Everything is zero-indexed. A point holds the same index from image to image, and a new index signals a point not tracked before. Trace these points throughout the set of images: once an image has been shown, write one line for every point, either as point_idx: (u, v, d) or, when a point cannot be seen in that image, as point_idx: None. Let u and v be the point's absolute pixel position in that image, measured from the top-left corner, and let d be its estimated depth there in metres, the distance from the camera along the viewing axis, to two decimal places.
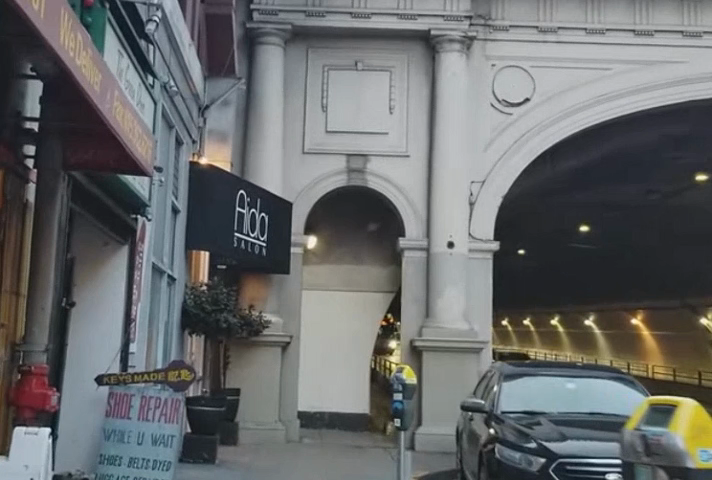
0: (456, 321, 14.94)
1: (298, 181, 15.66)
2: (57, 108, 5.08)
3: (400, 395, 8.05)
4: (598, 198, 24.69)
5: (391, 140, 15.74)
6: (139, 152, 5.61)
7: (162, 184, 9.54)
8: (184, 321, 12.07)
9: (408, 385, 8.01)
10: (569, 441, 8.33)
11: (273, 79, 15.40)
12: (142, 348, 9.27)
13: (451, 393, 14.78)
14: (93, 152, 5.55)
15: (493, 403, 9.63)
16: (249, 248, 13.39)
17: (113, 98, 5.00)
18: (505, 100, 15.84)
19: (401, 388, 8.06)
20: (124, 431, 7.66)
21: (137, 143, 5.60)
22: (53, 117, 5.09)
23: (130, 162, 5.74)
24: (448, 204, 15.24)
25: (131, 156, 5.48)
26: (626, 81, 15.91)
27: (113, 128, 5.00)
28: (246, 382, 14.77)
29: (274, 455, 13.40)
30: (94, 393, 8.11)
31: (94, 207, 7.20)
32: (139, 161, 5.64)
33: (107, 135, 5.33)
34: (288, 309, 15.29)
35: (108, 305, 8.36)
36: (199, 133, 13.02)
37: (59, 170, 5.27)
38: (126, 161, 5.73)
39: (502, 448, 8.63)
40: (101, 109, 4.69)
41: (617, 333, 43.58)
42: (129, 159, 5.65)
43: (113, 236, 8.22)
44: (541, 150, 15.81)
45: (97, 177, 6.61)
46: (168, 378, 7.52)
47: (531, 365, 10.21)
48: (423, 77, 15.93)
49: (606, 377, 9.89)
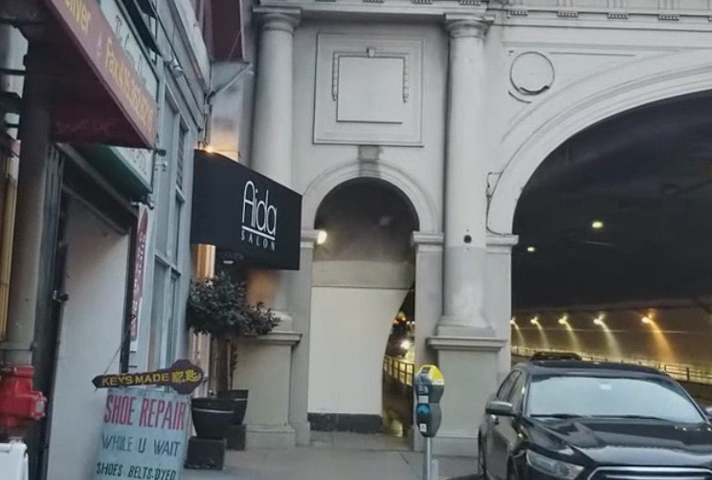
0: (473, 319, 14.27)
1: (308, 173, 15.02)
2: (43, 60, 4.44)
3: (426, 399, 7.54)
4: (614, 193, 24.02)
5: (405, 130, 15.08)
6: (137, 117, 4.96)
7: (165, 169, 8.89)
8: (190, 318, 11.41)
9: (434, 386, 7.50)
10: (607, 448, 7.65)
11: (281, 67, 14.74)
12: (144, 348, 8.61)
13: (469, 395, 14.11)
14: (85, 120, 4.92)
15: (521, 406, 8.98)
16: (257, 241, 12.75)
17: (106, 48, 4.36)
18: (524, 88, 15.16)
19: (427, 391, 7.55)
20: (125, 437, 7.04)
21: (135, 106, 4.95)
22: (38, 70, 4.45)
23: (128, 131, 5.11)
24: (465, 196, 14.57)
25: (128, 119, 4.83)
26: (650, 68, 15.22)
27: (105, 82, 4.36)
28: (255, 383, 14.11)
29: (284, 460, 12.77)
30: (92, 395, 7.48)
31: (88, 190, 6.54)
32: (137, 127, 4.99)
33: (100, 95, 4.69)
34: (298, 305, 14.65)
35: (107, 300, 7.73)
36: (204, 121, 12.36)
37: (45, 135, 4.63)
38: (123, 131, 5.11)
39: (534, 454, 7.97)
40: (90, 54, 4.04)
41: (628, 332, 42.89)
42: (127, 127, 5.03)
43: (112, 224, 7.57)
44: (561, 140, 15.13)
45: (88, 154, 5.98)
46: (173, 380, 6.87)
47: (561, 365, 9.55)
48: (438, 64, 15.27)
49: (641, 377, 9.21)
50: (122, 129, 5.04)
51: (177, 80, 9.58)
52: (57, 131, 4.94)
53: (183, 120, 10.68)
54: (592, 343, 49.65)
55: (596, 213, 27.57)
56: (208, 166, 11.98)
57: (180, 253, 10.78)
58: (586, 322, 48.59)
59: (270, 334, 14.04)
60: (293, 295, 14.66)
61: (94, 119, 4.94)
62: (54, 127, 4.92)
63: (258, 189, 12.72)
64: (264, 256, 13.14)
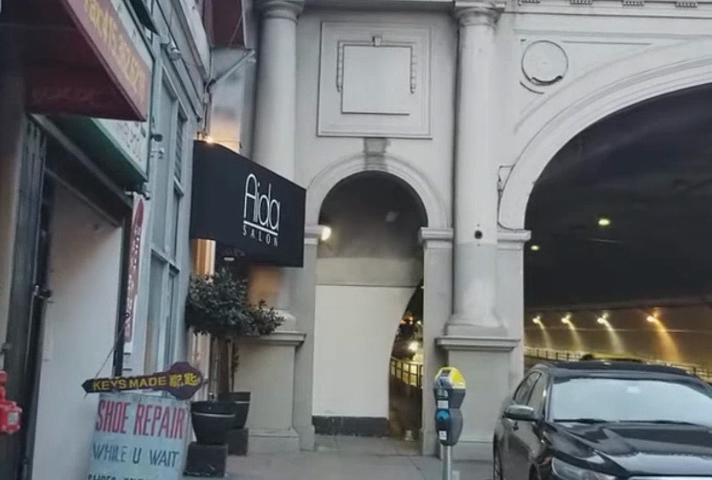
0: (485, 318, 13.70)
1: (312, 167, 14.45)
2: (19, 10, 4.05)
3: (445, 404, 7.89)
4: (623, 189, 23.46)
5: (413, 122, 14.52)
6: (124, 80, 4.55)
7: (163, 157, 8.33)
8: (189, 318, 10.85)
9: (453, 391, 7.85)
10: (639, 455, 7.05)
11: (283, 55, 14.15)
12: (140, 349, 8.04)
13: (480, 397, 13.53)
14: (66, 88, 4.66)
15: (544, 410, 8.39)
16: (258, 236, 12.18)
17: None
18: (535, 78, 14.59)
19: (446, 396, 7.89)
20: (117, 446, 6.50)
21: (123, 68, 4.54)
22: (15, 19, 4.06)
23: (116, 100, 4.74)
24: (475, 190, 14.00)
25: (114, 81, 4.42)
26: (668, 57, 14.71)
27: (86, 34, 3.94)
28: (257, 385, 13.54)
29: (287, 466, 12.21)
30: (82, 401, 6.92)
31: (77, 177, 5.97)
32: (124, 92, 4.58)
33: (83, 53, 4.28)
34: (301, 304, 14.09)
35: (98, 298, 7.15)
36: (204, 110, 11.81)
37: None
38: (109, 100, 4.75)
39: (559, 462, 7.40)
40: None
41: (632, 331, 42.34)
42: (113, 94, 4.65)
43: (104, 216, 6.99)
44: (575, 132, 14.57)
45: (72, 132, 5.44)
46: (170, 383, 6.47)
47: (584, 366, 8.98)
48: (446, 53, 14.70)
49: (670, 379, 8.64)
50: (107, 96, 4.67)
51: (174, 64, 8.99)
52: (36, 102, 4.72)
53: (182, 109, 10.12)
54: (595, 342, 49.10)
55: (604, 210, 26.99)
56: (207, 157, 11.43)
57: (178, 248, 10.23)
58: (590, 321, 48.03)
59: (273, 334, 13.46)
60: (296, 293, 14.10)
61: (75, 86, 4.64)
62: (32, 98, 4.71)
63: (259, 182, 12.15)
64: (267, 252, 12.58)
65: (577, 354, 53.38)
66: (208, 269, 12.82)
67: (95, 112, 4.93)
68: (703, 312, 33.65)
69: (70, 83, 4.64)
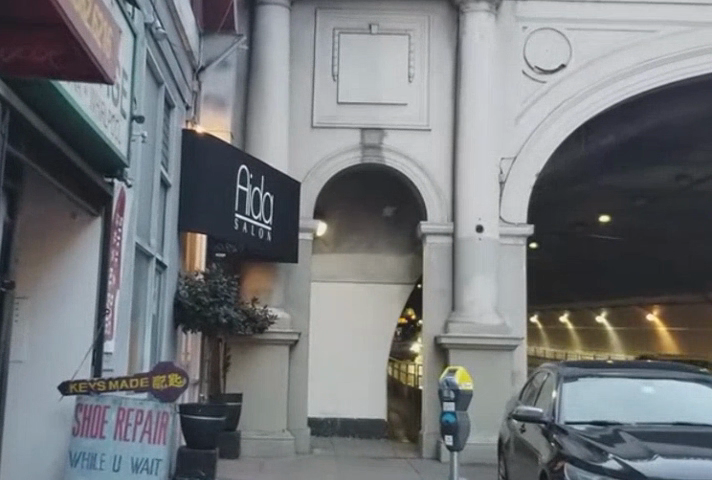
0: (486, 315, 13.20)
1: (307, 159, 13.95)
2: None
3: (452, 405, 7.78)
4: (624, 184, 23.01)
5: (411, 113, 14.03)
6: (85, 34, 4.15)
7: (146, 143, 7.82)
8: (178, 315, 10.33)
9: (460, 392, 7.74)
10: (657, 460, 6.56)
11: (277, 43, 13.63)
12: (124, 348, 7.53)
13: (483, 398, 13.04)
14: (21, 48, 4.24)
15: (553, 412, 7.87)
16: (251, 231, 11.67)
17: None
18: (538, 67, 14.10)
19: (453, 397, 7.77)
20: (96, 454, 5.98)
21: (82, 19, 4.15)
22: None
23: (79, 61, 4.35)
24: (475, 183, 13.50)
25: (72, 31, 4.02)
26: (674, 46, 14.26)
27: None
28: (250, 385, 13.02)
29: (281, 470, 11.72)
30: (58, 404, 6.42)
31: (46, 159, 5.47)
32: (86, 47, 4.19)
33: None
34: (296, 301, 13.61)
35: (75, 292, 6.65)
36: (193, 98, 11.30)
37: None
38: (71, 61, 4.35)
39: (571, 467, 6.89)
40: None
41: (631, 329, 41.92)
42: (76, 54, 4.26)
43: (82, 204, 6.49)
44: (578, 122, 14.08)
45: (36, 104, 4.96)
46: (154, 385, 5.95)
47: (594, 364, 8.48)
48: (446, 41, 14.22)
49: (688, 378, 8.14)
50: (70, 56, 4.27)
51: (160, 44, 8.48)
52: None
53: (169, 95, 9.62)
54: (594, 341, 48.67)
55: (604, 206, 26.52)
56: (196, 147, 10.92)
57: (166, 242, 9.73)
58: (588, 319, 47.59)
59: (268, 333, 12.95)
60: (291, 290, 13.60)
61: (33, 46, 4.24)
62: None
63: (252, 174, 11.64)
64: (260, 247, 12.06)
65: (575, 352, 52.95)
66: (199, 265, 12.34)
67: (53, 78, 4.52)
68: (703, 310, 33.25)
69: (25, 42, 4.22)
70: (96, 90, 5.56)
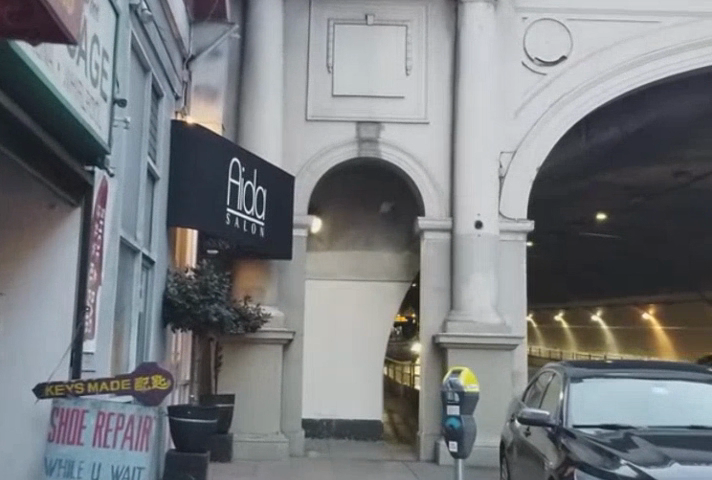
0: (486, 314, 12.81)
1: (301, 153, 13.53)
2: None
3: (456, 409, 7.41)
4: (623, 181, 22.63)
5: (408, 106, 13.63)
6: None
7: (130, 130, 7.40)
8: (166, 314, 9.92)
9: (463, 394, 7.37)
10: (674, 466, 6.15)
11: (270, 34, 13.20)
12: (107, 348, 7.14)
13: (483, 399, 12.63)
14: None
15: (560, 414, 7.47)
16: (243, 227, 11.25)
17: None
18: (538, 58, 13.72)
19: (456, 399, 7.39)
20: (73, 461, 5.56)
21: None
22: None
23: (38, 18, 3.83)
24: (475, 177, 13.10)
25: None
26: (678, 37, 13.88)
27: None
28: (243, 386, 12.59)
29: (274, 474, 11.30)
30: (33, 408, 5.95)
31: (18, 144, 5.04)
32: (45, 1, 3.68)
33: None
34: (290, 300, 13.20)
35: (53, 288, 6.25)
36: (183, 88, 10.88)
37: None
38: (29, 18, 3.84)
39: (582, 475, 6.48)
40: None
41: (628, 329, 41.57)
42: (35, 10, 3.75)
43: (60, 194, 6.08)
44: (580, 115, 13.69)
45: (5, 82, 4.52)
46: (135, 387, 5.67)
47: (602, 365, 8.08)
48: (444, 32, 13.81)
49: (701, 379, 7.75)
50: (27, 13, 3.76)
51: (146, 28, 8.07)
52: None
53: (157, 84, 9.19)
54: (590, 340, 48.34)
55: (602, 204, 26.15)
56: (185, 139, 10.51)
57: (154, 237, 9.32)
58: (584, 319, 47.24)
59: (261, 332, 12.54)
60: (285, 288, 13.19)
61: None
62: None
63: (244, 167, 11.22)
64: (253, 243, 11.63)
65: (571, 352, 52.61)
66: (189, 261, 11.95)
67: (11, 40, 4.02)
68: (701, 309, 32.92)
69: None
70: (72, 67, 5.13)
